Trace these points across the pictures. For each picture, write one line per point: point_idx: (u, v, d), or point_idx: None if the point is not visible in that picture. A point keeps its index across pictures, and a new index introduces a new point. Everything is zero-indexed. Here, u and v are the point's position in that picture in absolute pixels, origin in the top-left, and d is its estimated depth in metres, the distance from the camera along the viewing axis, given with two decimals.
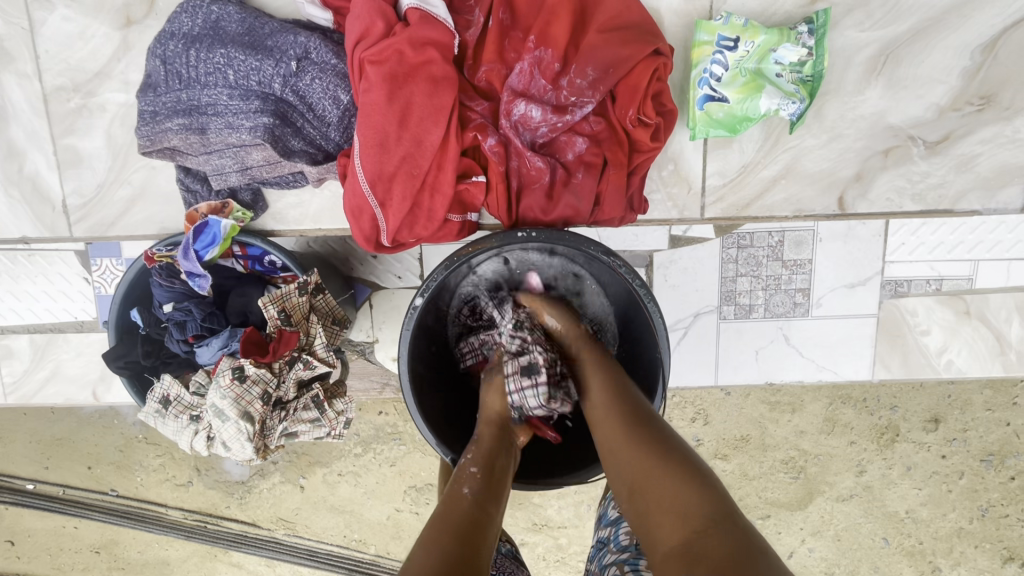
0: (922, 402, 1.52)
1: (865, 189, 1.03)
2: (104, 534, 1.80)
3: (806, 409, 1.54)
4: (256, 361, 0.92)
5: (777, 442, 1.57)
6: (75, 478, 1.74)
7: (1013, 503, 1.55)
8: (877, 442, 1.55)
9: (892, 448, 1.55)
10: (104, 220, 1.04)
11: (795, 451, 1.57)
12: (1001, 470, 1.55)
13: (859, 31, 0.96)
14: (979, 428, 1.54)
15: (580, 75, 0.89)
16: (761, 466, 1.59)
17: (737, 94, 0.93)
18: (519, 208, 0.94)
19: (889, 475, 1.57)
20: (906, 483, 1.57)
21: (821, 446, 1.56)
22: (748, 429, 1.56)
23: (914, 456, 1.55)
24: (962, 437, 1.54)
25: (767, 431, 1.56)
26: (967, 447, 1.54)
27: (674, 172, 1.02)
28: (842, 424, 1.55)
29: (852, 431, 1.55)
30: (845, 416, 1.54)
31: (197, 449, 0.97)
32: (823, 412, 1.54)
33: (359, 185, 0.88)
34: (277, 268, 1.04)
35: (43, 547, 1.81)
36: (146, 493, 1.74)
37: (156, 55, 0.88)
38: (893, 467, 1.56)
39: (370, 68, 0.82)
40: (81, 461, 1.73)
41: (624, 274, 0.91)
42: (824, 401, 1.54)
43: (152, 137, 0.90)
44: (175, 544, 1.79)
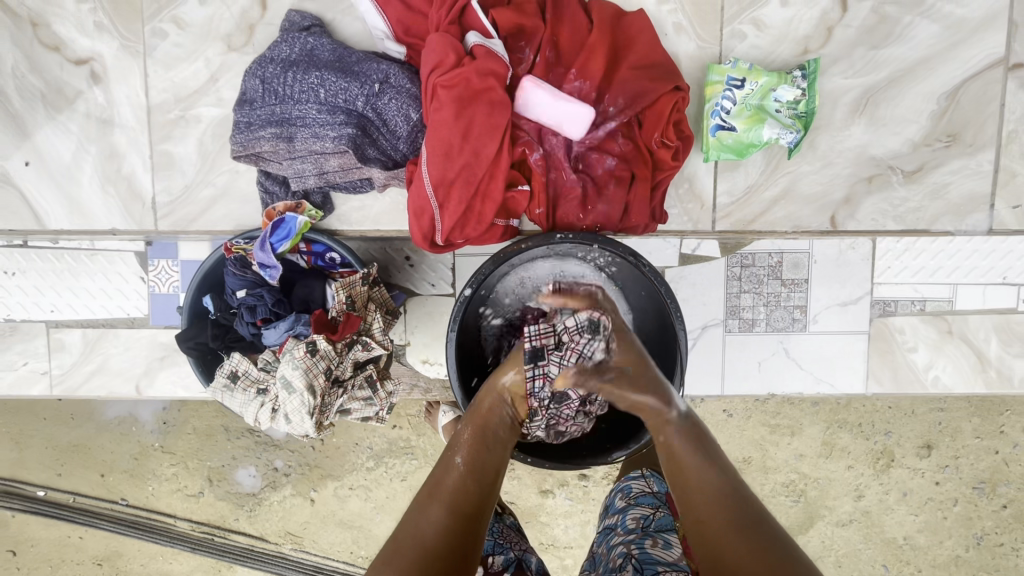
0: (914, 428, 1.62)
1: (853, 210, 1.19)
2: (107, 546, 1.82)
3: (804, 433, 1.65)
4: (326, 338, 1.03)
5: (777, 464, 1.66)
6: (85, 486, 1.79)
7: (1007, 531, 1.65)
8: (873, 467, 1.65)
9: (888, 474, 1.65)
10: (186, 216, 1.17)
11: (796, 475, 1.67)
12: (993, 498, 1.64)
13: (844, 77, 1.14)
14: (970, 456, 1.64)
15: (613, 105, 1.06)
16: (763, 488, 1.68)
17: (743, 124, 1.10)
18: (557, 214, 1.09)
19: (886, 500, 1.66)
20: (903, 509, 1.66)
21: (821, 470, 1.66)
22: (750, 451, 1.66)
23: (911, 481, 1.65)
24: (954, 464, 1.64)
25: (768, 454, 1.66)
26: (959, 474, 1.64)
27: (689, 190, 1.18)
28: (839, 448, 1.64)
29: (849, 456, 1.65)
30: (842, 441, 1.64)
31: (261, 420, 1.06)
32: (820, 436, 1.64)
33: (423, 188, 1.02)
34: (337, 265, 1.18)
35: (44, 559, 1.83)
36: (157, 503, 1.79)
37: (257, 76, 1.05)
38: (890, 493, 1.66)
39: (442, 90, 0.98)
40: (94, 469, 1.79)
41: (648, 273, 1.06)
42: (821, 426, 1.64)
43: (246, 143, 1.05)
44: (179, 558, 1.82)
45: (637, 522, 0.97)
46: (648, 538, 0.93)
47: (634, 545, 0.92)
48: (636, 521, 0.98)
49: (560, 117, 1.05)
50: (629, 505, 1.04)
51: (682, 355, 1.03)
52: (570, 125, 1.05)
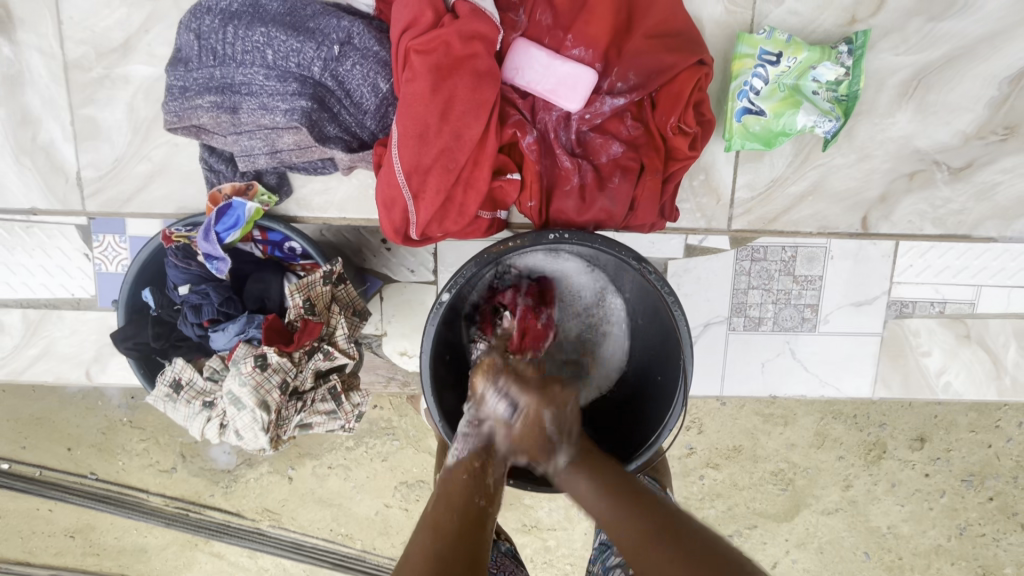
0: (909, 420, 1.55)
1: (888, 210, 1.04)
2: (79, 518, 1.74)
3: (797, 422, 1.57)
4: (279, 351, 0.89)
5: (768, 453, 1.59)
6: (54, 460, 1.68)
7: (990, 523, 1.59)
8: (864, 458, 1.58)
9: (878, 465, 1.58)
10: (119, 195, 1.00)
11: (785, 464, 1.60)
12: (980, 491, 1.58)
13: (894, 54, 0.97)
14: (962, 449, 1.57)
15: (621, 79, 0.90)
16: (750, 477, 1.61)
17: (774, 108, 0.93)
18: (551, 208, 0.94)
19: (874, 491, 1.60)
20: (889, 499, 1.60)
21: (810, 459, 1.59)
22: (740, 439, 1.58)
23: (900, 473, 1.58)
24: (944, 456, 1.57)
25: (758, 443, 1.59)
26: (950, 467, 1.58)
27: (704, 182, 1.02)
28: (831, 439, 1.57)
29: (840, 446, 1.58)
30: (834, 431, 1.57)
31: (207, 436, 0.94)
32: (813, 426, 1.57)
33: (394, 175, 0.86)
34: (297, 255, 1.02)
35: (14, 530, 1.75)
36: (128, 478, 1.69)
37: (190, 29, 0.86)
38: (878, 483, 1.59)
39: (415, 57, 0.81)
40: (62, 442, 1.68)
41: (655, 281, 0.89)
42: (815, 416, 1.56)
43: (180, 113, 0.88)
44: (155, 531, 1.74)
45: None
46: None
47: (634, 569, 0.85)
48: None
49: (554, 83, 0.89)
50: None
51: (686, 376, 0.88)
52: (566, 90, 0.89)
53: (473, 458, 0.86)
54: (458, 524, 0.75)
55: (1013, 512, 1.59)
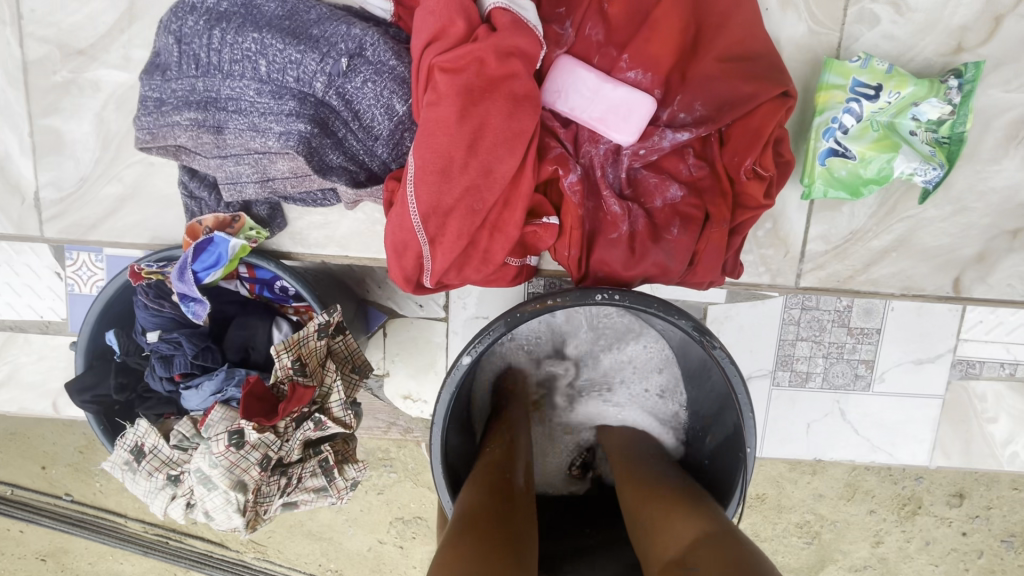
0: (948, 476, 1.39)
1: (986, 271, 0.88)
2: (52, 541, 1.59)
3: (827, 472, 1.40)
4: (258, 426, 0.73)
5: (793, 503, 1.43)
6: (27, 477, 1.54)
7: None
8: (897, 513, 1.41)
9: (912, 522, 1.42)
10: (84, 221, 0.85)
11: (812, 515, 1.43)
12: (1022, 553, 1.43)
13: (1004, 91, 0.82)
14: (1003, 508, 1.41)
15: (685, 110, 0.75)
16: (774, 528, 1.44)
17: (866, 150, 0.77)
18: (592, 260, 0.78)
19: (906, 548, 1.43)
20: (922, 559, 1.44)
21: (838, 512, 1.42)
22: (764, 487, 1.42)
23: (935, 531, 1.42)
24: (984, 515, 1.41)
25: (784, 492, 1.42)
26: (988, 526, 1.42)
27: (772, 231, 0.86)
28: (863, 492, 1.40)
29: (872, 499, 1.41)
30: (867, 483, 1.40)
31: (171, 517, 0.78)
32: (845, 476, 1.40)
33: (408, 215, 0.71)
34: (289, 296, 0.88)
35: None
36: (106, 501, 1.54)
37: (169, 31, 0.71)
38: (911, 541, 1.43)
39: (441, 76, 0.66)
40: (35, 459, 1.52)
41: (716, 356, 0.72)
42: (846, 466, 1.40)
43: (153, 131, 0.73)
44: (132, 558, 1.59)
45: None
46: None
47: None
48: None
49: (603, 111, 0.74)
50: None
51: (748, 477, 0.70)
52: (618, 120, 0.74)
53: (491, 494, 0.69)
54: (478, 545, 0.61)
55: None
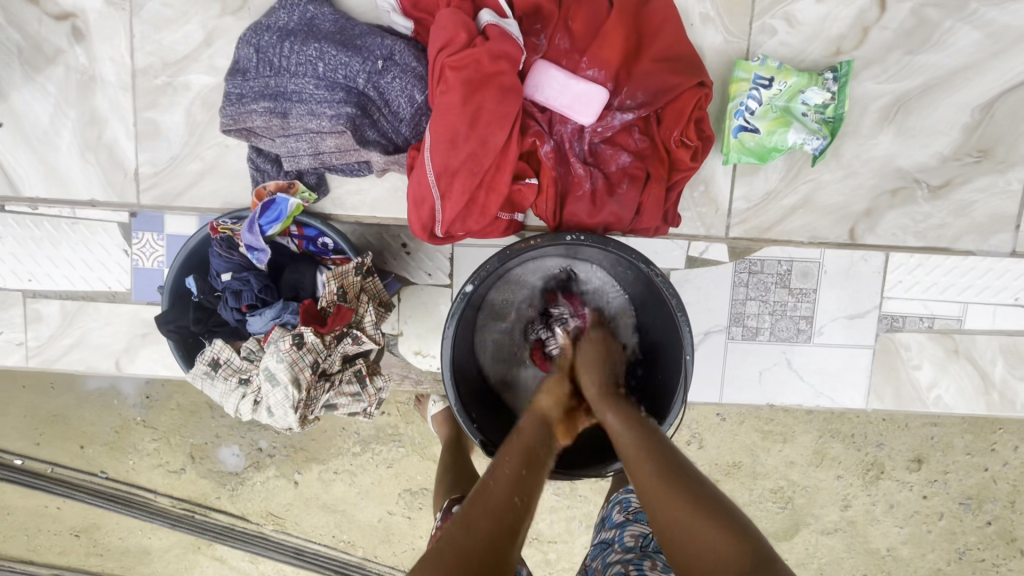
0: (907, 442, 1.60)
1: (874, 223, 1.13)
2: (86, 517, 1.78)
3: (796, 440, 1.62)
4: (315, 331, 0.97)
5: (767, 470, 1.64)
6: (65, 457, 1.73)
7: (989, 547, 1.64)
8: (862, 478, 1.62)
9: (877, 485, 1.62)
10: (172, 191, 1.10)
11: (784, 481, 1.64)
12: (978, 514, 1.63)
13: (875, 83, 1.08)
14: (959, 472, 1.62)
15: (630, 98, 1.01)
16: (750, 493, 1.65)
17: (767, 126, 1.04)
18: (564, 212, 1.03)
19: (873, 511, 1.64)
20: (888, 521, 1.65)
21: (809, 478, 1.63)
22: (740, 455, 1.63)
23: (898, 494, 1.63)
24: (942, 479, 1.62)
25: (758, 459, 1.63)
26: (947, 489, 1.62)
27: (704, 193, 1.12)
28: (830, 458, 1.62)
29: (839, 465, 1.62)
30: (833, 450, 1.61)
31: (241, 412, 1.01)
32: (812, 445, 1.62)
33: (425, 176, 0.96)
34: (329, 251, 1.11)
35: (21, 527, 1.79)
36: (136, 478, 1.74)
37: (251, 43, 0.97)
38: (877, 504, 1.64)
39: (449, 72, 0.91)
40: (73, 440, 1.72)
41: (660, 283, 0.99)
42: (814, 434, 1.62)
43: (236, 117, 0.98)
44: (160, 533, 1.78)
45: (636, 541, 0.92)
46: (647, 559, 0.88)
47: (634, 567, 0.87)
48: (633, 539, 0.94)
49: (570, 99, 1.00)
50: (608, 550, 0.96)
51: (687, 373, 0.98)
52: (581, 105, 1.00)
53: (514, 466, 0.82)
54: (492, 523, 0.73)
55: (1011, 537, 1.63)
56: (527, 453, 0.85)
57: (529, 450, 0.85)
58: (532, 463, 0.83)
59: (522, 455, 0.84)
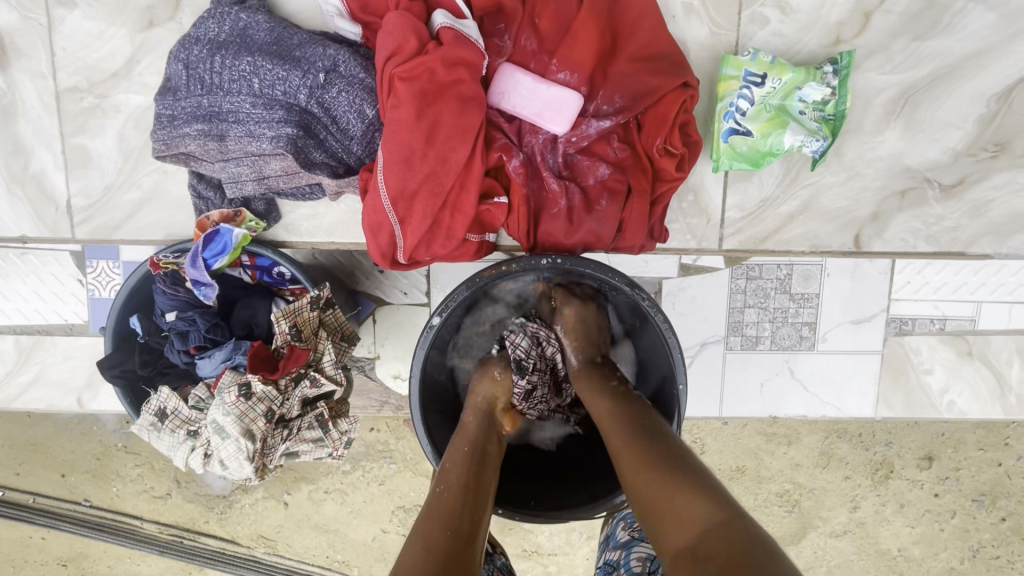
0: (916, 439, 1.51)
1: (881, 228, 1.03)
2: (72, 546, 1.70)
3: (801, 442, 1.53)
4: (264, 378, 0.88)
5: (772, 474, 1.55)
6: (47, 486, 1.64)
7: (1004, 544, 1.54)
8: (871, 478, 1.54)
9: (886, 485, 1.54)
10: (109, 223, 1.01)
11: (790, 485, 1.55)
12: (992, 511, 1.53)
13: (880, 74, 0.97)
14: (971, 468, 1.53)
15: (607, 102, 0.90)
16: (755, 498, 1.57)
17: (761, 128, 0.93)
18: (539, 232, 0.93)
19: (883, 512, 1.55)
20: (899, 521, 1.56)
21: (816, 480, 1.55)
22: (743, 460, 1.54)
23: (908, 493, 1.54)
24: (954, 476, 1.53)
25: (762, 463, 1.55)
26: (959, 486, 1.53)
27: (694, 203, 1.02)
28: (837, 459, 1.53)
29: (846, 466, 1.53)
30: (840, 451, 1.53)
31: (192, 466, 0.92)
32: (818, 446, 1.53)
33: (380, 200, 0.86)
34: (286, 280, 1.02)
35: (6, 558, 1.71)
36: (121, 504, 1.65)
37: (179, 59, 0.87)
38: (887, 504, 1.55)
39: (399, 83, 0.81)
40: (55, 468, 1.64)
41: (648, 307, 0.89)
42: (820, 435, 1.53)
43: (168, 141, 0.88)
44: (149, 559, 1.70)
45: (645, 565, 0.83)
46: None
47: None
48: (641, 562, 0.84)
49: (539, 107, 0.90)
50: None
51: (680, 407, 0.88)
52: (552, 113, 0.90)
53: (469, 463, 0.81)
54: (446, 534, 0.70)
55: None
56: (470, 447, 0.84)
57: (477, 444, 0.85)
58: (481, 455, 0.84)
59: (466, 450, 0.84)
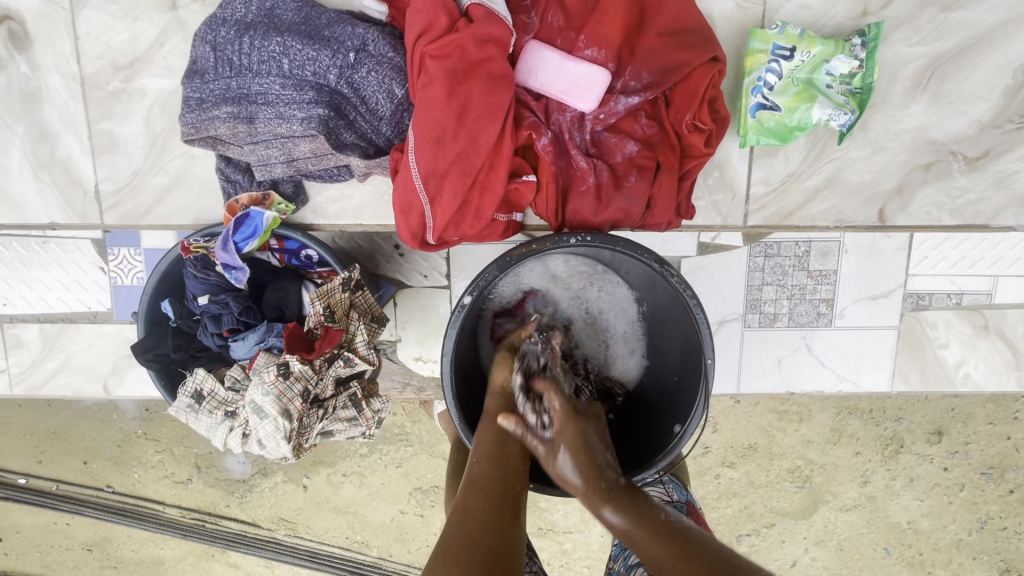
0: (925, 414, 1.53)
1: (905, 202, 1.03)
2: (96, 532, 1.72)
3: (813, 419, 1.55)
4: (301, 358, 0.90)
5: (783, 450, 1.57)
6: (69, 473, 1.67)
7: (1011, 516, 1.56)
8: (881, 453, 1.55)
9: (896, 460, 1.55)
10: (136, 208, 1.01)
11: (801, 461, 1.57)
12: (1000, 483, 1.55)
13: (907, 45, 0.97)
14: (981, 442, 1.54)
15: (635, 78, 0.90)
16: (767, 475, 1.59)
17: (788, 103, 0.93)
18: (567, 210, 0.93)
19: (892, 486, 1.57)
20: (908, 494, 1.57)
21: (827, 456, 1.57)
22: (756, 437, 1.56)
23: (918, 467, 1.55)
24: (963, 450, 1.54)
25: (774, 440, 1.57)
26: (969, 460, 1.55)
27: (719, 178, 1.02)
28: (848, 435, 1.55)
29: (856, 442, 1.55)
30: (851, 427, 1.54)
31: (230, 446, 0.94)
32: (829, 422, 1.55)
33: (411, 180, 0.86)
34: (314, 263, 1.03)
35: (33, 544, 1.74)
36: (144, 490, 1.67)
37: (206, 41, 0.86)
38: (896, 478, 1.57)
39: (430, 61, 0.81)
40: (77, 456, 1.66)
41: (676, 284, 0.89)
42: (831, 411, 1.55)
43: (197, 125, 0.88)
44: (172, 543, 1.72)
45: None
46: None
47: None
48: None
49: (568, 84, 0.89)
50: (633, 550, 0.91)
51: (708, 381, 0.88)
52: (580, 91, 0.89)
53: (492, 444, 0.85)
54: (489, 505, 0.79)
55: None
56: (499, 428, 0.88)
57: (503, 424, 0.89)
58: (512, 437, 0.88)
59: (496, 432, 0.87)
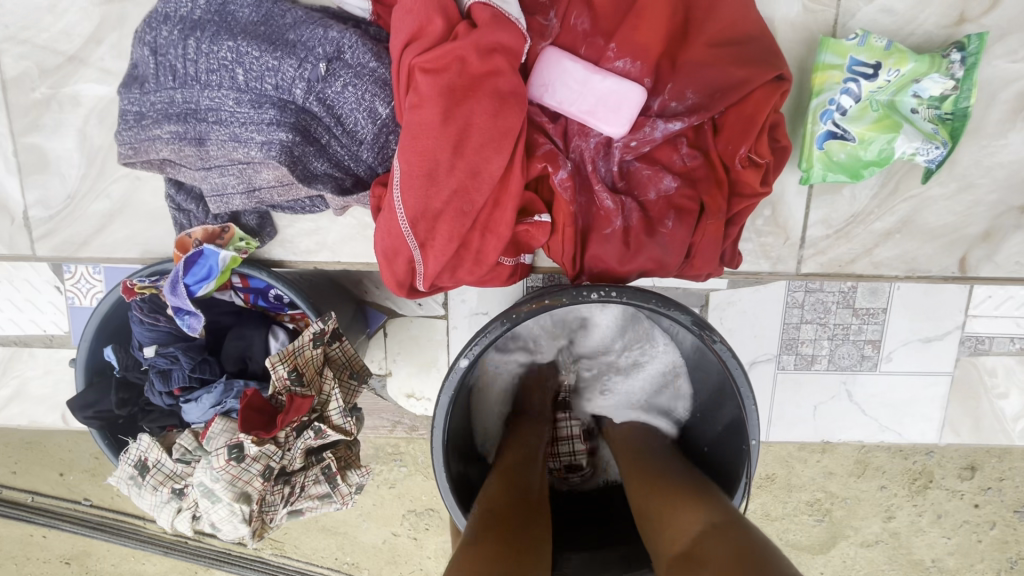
0: (961, 448, 1.31)
1: (993, 249, 0.86)
2: (75, 544, 1.56)
3: (837, 450, 1.33)
4: (258, 438, 0.74)
5: (803, 482, 1.35)
6: (46, 485, 1.50)
7: None
8: (907, 487, 1.33)
9: (923, 496, 1.33)
10: (73, 238, 0.85)
11: (822, 493, 1.35)
12: None
13: (1011, 61, 0.79)
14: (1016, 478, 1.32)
15: (675, 99, 0.73)
16: (783, 506, 1.37)
17: (866, 131, 0.76)
18: (586, 256, 0.76)
19: (918, 521, 1.35)
20: (934, 531, 1.35)
21: (850, 489, 1.35)
22: (775, 467, 1.35)
23: (947, 503, 1.33)
24: (995, 486, 1.32)
25: (793, 471, 1.35)
26: (1002, 497, 1.32)
27: (771, 218, 0.86)
28: (872, 467, 1.33)
29: (881, 474, 1.33)
30: (877, 459, 1.32)
31: (179, 529, 0.80)
32: (854, 453, 1.33)
33: (396, 222, 0.70)
34: (284, 304, 0.87)
35: (7, 555, 1.57)
36: (125, 503, 1.51)
37: (144, 42, 0.69)
38: (922, 514, 1.35)
39: (422, 77, 0.64)
40: (53, 467, 1.50)
41: (718, 351, 0.69)
42: (858, 441, 1.32)
43: (136, 145, 0.72)
44: (154, 558, 1.54)
45: None
46: None
47: None
48: None
49: (593, 103, 0.72)
50: None
51: (752, 468, 0.68)
52: (607, 112, 0.72)
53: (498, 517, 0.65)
54: None
55: None
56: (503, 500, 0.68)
57: (509, 495, 0.69)
58: (517, 508, 0.67)
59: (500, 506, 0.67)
